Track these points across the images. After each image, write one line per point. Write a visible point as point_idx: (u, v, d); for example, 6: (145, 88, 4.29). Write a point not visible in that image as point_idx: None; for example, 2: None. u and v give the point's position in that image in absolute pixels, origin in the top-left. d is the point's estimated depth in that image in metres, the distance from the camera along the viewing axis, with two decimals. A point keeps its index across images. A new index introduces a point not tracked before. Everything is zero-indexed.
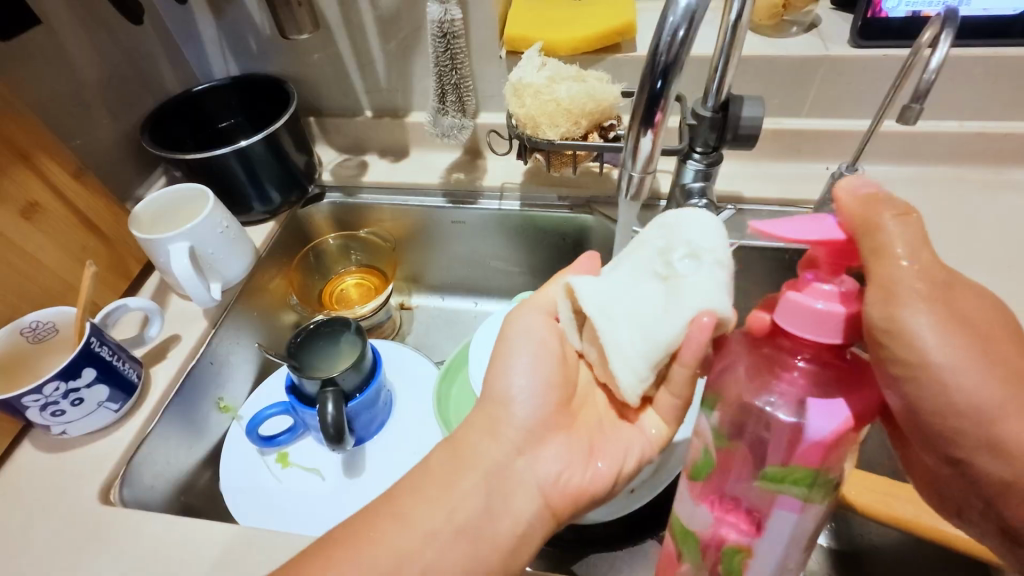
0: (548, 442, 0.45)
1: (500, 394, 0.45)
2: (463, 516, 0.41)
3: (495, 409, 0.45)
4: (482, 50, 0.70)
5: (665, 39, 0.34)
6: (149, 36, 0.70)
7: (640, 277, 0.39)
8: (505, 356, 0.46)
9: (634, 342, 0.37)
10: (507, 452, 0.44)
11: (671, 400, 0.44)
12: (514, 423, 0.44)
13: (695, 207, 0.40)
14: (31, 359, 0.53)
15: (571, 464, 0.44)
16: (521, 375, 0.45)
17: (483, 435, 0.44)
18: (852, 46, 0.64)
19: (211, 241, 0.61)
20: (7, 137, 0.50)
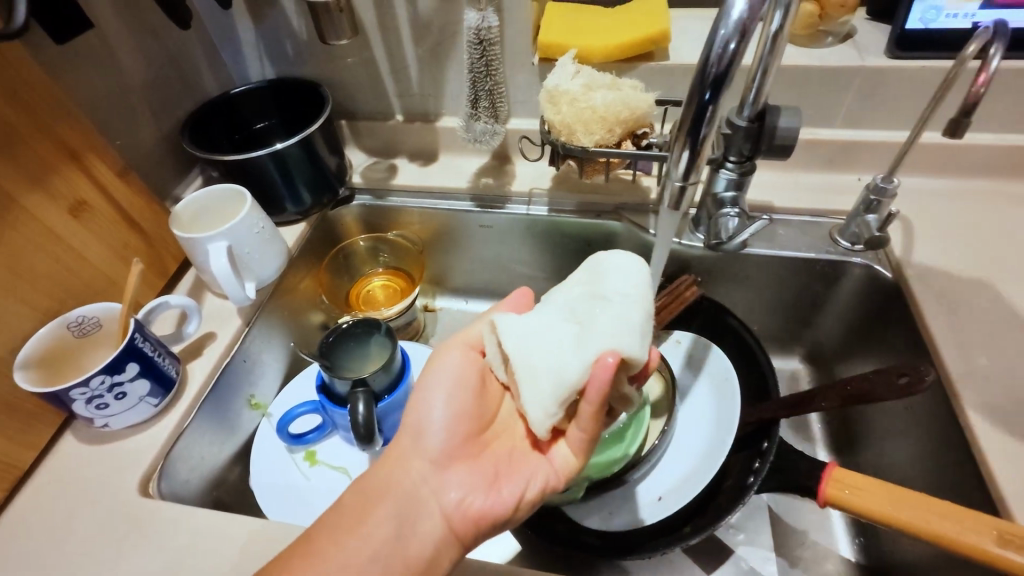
0: (453, 469, 0.48)
1: (417, 423, 0.49)
2: (371, 546, 0.43)
3: (409, 436, 0.49)
4: (515, 56, 0.70)
5: (715, 51, 0.35)
6: (192, 39, 0.72)
7: (558, 323, 0.46)
8: (427, 390, 0.50)
9: (544, 380, 0.43)
10: (418, 478, 0.47)
11: (579, 434, 0.46)
12: (427, 452, 0.48)
13: (612, 257, 0.49)
14: (76, 352, 0.54)
15: (473, 489, 0.47)
16: (437, 406, 0.49)
17: (396, 463, 0.48)
18: (889, 57, 0.63)
19: (249, 241, 0.62)
20: (60, 137, 0.52)
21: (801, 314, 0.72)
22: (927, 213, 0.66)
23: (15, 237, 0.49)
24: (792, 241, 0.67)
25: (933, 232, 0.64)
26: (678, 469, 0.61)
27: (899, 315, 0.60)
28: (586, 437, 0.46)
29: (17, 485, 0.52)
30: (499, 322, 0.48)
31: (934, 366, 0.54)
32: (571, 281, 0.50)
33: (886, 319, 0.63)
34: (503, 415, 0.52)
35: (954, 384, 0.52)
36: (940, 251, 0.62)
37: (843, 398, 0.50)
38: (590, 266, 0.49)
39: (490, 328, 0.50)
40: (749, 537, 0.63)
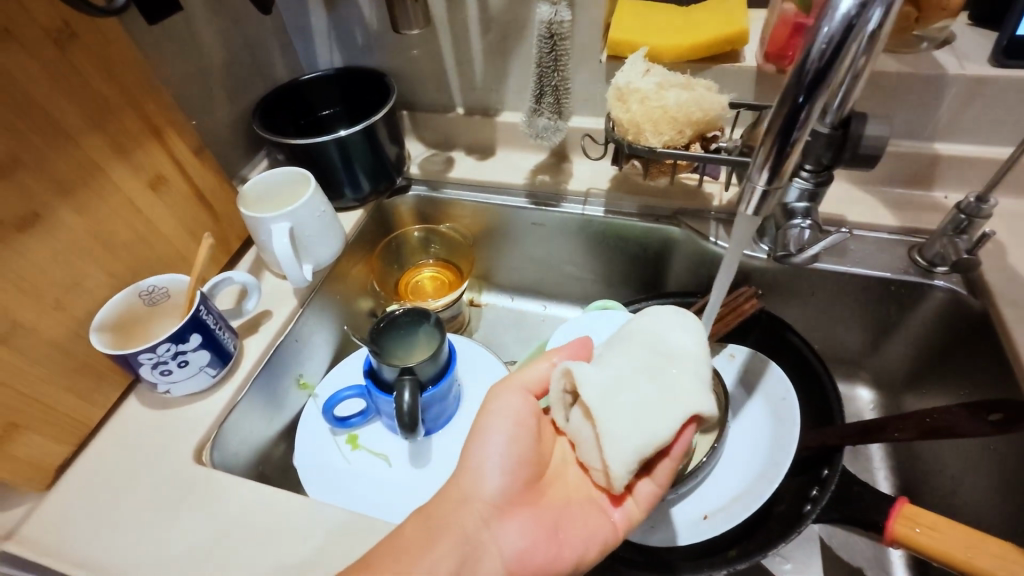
0: (512, 515, 0.47)
1: (476, 464, 0.48)
2: None
3: (465, 477, 0.47)
4: (584, 53, 0.69)
5: (817, 49, 0.32)
6: (267, 26, 0.74)
7: (633, 374, 0.45)
8: (486, 429, 0.49)
9: (628, 435, 0.43)
10: (477, 521, 0.46)
11: (650, 487, 0.48)
12: (486, 495, 0.47)
13: (672, 308, 0.51)
14: (146, 319, 0.56)
15: (534, 541, 0.46)
16: (499, 448, 0.48)
17: (453, 504, 0.46)
18: (993, 66, 0.58)
19: (310, 223, 0.63)
20: (144, 111, 0.54)
21: (869, 336, 0.67)
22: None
23: (98, 205, 0.51)
24: (867, 258, 0.63)
25: None
26: (727, 485, 0.58)
27: (985, 345, 0.56)
28: (655, 491, 0.48)
29: (84, 440, 0.55)
30: (573, 369, 0.46)
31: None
32: (630, 326, 0.50)
33: (969, 349, 0.58)
34: (555, 460, 0.52)
35: None
36: None
37: (921, 431, 0.47)
38: (650, 314, 0.51)
39: (561, 372, 0.48)
40: (797, 566, 0.60)
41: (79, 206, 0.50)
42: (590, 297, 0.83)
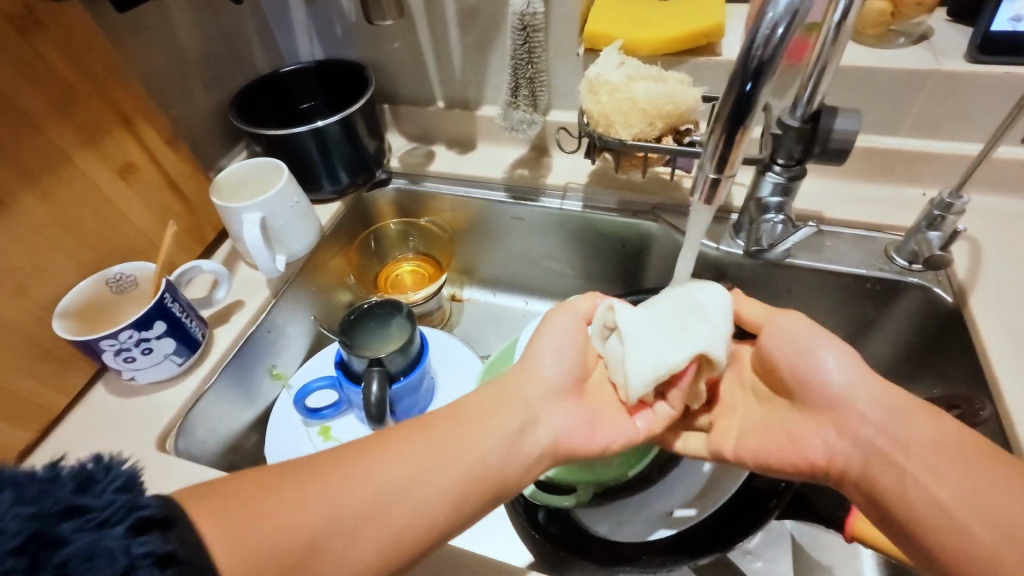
0: (563, 402, 0.50)
1: (530, 370, 0.50)
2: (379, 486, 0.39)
3: (523, 365, 0.51)
4: (561, 46, 0.68)
5: (762, 35, 0.33)
6: (247, 18, 0.74)
7: (665, 316, 0.49)
8: (540, 336, 0.52)
9: (647, 358, 0.47)
10: (519, 425, 0.46)
11: (668, 408, 0.51)
12: (546, 378, 0.50)
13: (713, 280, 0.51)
14: (113, 306, 0.57)
15: (575, 427, 0.49)
16: (552, 359, 0.51)
17: (517, 381, 0.49)
18: (970, 62, 0.58)
19: (282, 214, 0.63)
20: (113, 99, 0.54)
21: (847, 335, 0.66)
22: (1000, 235, 0.60)
23: (66, 194, 0.52)
24: (842, 255, 0.62)
25: (1003, 256, 0.58)
26: (694, 478, 0.58)
27: (960, 343, 0.55)
28: (673, 413, 0.51)
29: (49, 426, 0.55)
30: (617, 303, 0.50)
31: (992, 400, 0.49)
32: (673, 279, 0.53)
33: (946, 344, 0.57)
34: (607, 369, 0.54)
35: (1011, 419, 0.46)
36: (1010, 278, 0.56)
37: None
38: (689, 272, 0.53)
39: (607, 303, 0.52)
40: (767, 564, 0.57)
41: (44, 193, 0.50)
42: (571, 293, 0.82)
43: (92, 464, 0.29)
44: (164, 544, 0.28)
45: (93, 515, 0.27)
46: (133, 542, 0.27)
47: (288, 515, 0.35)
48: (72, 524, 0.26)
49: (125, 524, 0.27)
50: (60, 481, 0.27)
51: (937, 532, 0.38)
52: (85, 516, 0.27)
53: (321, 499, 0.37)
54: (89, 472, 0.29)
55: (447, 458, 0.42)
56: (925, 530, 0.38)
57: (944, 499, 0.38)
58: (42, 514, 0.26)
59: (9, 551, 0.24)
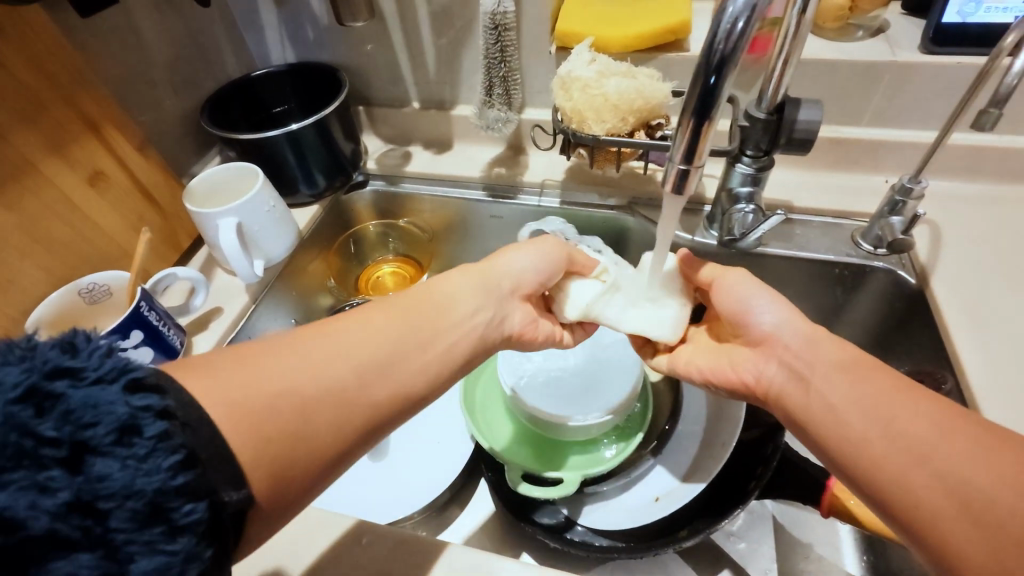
0: (521, 303, 0.51)
1: (507, 267, 0.51)
2: (338, 366, 0.37)
3: (495, 266, 0.51)
4: (533, 45, 0.69)
5: (724, 28, 0.35)
6: (216, 22, 0.73)
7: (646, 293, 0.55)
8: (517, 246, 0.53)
9: (613, 303, 0.54)
10: (484, 322, 0.47)
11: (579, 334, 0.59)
12: (515, 280, 0.51)
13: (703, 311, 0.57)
14: (86, 318, 0.56)
15: (525, 324, 0.52)
16: (520, 262, 0.52)
17: (480, 276, 0.49)
18: (925, 53, 0.60)
19: (259, 218, 0.63)
20: (80, 107, 0.53)
21: (820, 319, 0.68)
22: (957, 219, 0.62)
23: (34, 203, 0.51)
24: (811, 242, 0.64)
25: (961, 239, 0.60)
26: (676, 463, 0.59)
27: (924, 320, 0.57)
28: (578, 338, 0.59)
29: None
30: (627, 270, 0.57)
31: (955, 375, 0.51)
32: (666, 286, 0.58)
33: (911, 323, 0.59)
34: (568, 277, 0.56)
35: (973, 392, 0.48)
36: (968, 259, 0.58)
37: None
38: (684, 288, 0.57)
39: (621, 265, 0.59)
40: (750, 546, 0.58)
41: (11, 203, 0.49)
42: None
43: (75, 331, 0.26)
44: (164, 400, 0.26)
45: (86, 375, 0.25)
46: (132, 397, 0.25)
47: (269, 389, 0.33)
48: (67, 383, 0.24)
49: (120, 383, 0.25)
50: (42, 347, 0.25)
51: (839, 446, 0.38)
52: (78, 375, 0.25)
53: (293, 372, 0.35)
54: (72, 338, 0.26)
55: (409, 348, 0.41)
56: (832, 444, 0.38)
57: (844, 412, 0.38)
58: (30, 372, 0.24)
59: (9, 402, 0.23)
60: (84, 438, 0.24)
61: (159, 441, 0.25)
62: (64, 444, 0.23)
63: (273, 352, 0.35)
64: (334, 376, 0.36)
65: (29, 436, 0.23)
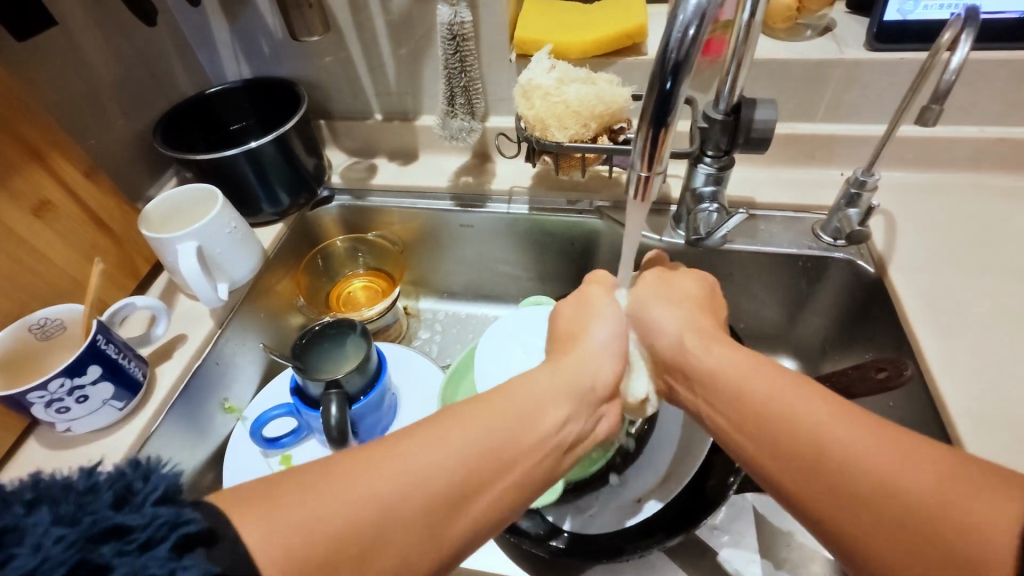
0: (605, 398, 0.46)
1: (585, 353, 0.47)
2: (409, 500, 0.33)
3: (574, 360, 0.46)
4: (492, 53, 0.69)
5: (675, 37, 0.35)
6: (165, 40, 0.71)
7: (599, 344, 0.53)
8: (595, 322, 0.50)
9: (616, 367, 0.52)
10: (571, 424, 0.42)
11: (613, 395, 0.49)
12: (600, 376, 0.46)
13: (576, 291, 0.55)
14: (38, 355, 0.53)
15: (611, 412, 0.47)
16: (605, 340, 0.49)
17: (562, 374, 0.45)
18: (869, 50, 0.63)
19: (220, 240, 0.61)
20: (20, 134, 0.51)
21: (788, 310, 0.69)
22: (909, 208, 0.65)
23: None
24: (774, 237, 0.66)
25: (913, 227, 0.63)
26: (657, 463, 0.59)
27: (882, 308, 0.59)
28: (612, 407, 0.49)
29: None
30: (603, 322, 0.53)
31: (914, 359, 0.53)
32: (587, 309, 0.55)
33: (870, 312, 0.61)
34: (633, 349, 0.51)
35: (932, 374, 0.50)
36: (921, 246, 0.61)
37: None
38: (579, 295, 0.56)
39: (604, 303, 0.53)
40: (733, 538, 0.59)
41: None
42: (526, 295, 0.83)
43: (132, 474, 0.28)
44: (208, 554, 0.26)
45: (135, 535, 0.26)
46: (177, 564, 0.25)
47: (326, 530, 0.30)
48: (114, 547, 0.25)
49: (169, 542, 0.26)
50: (97, 502, 0.26)
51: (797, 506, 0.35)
52: (126, 536, 0.26)
53: (354, 503, 0.31)
54: (126, 484, 0.28)
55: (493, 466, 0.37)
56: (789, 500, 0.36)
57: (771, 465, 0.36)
58: (77, 541, 0.25)
59: None
60: None
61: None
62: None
63: (344, 482, 0.32)
64: (408, 506, 0.33)
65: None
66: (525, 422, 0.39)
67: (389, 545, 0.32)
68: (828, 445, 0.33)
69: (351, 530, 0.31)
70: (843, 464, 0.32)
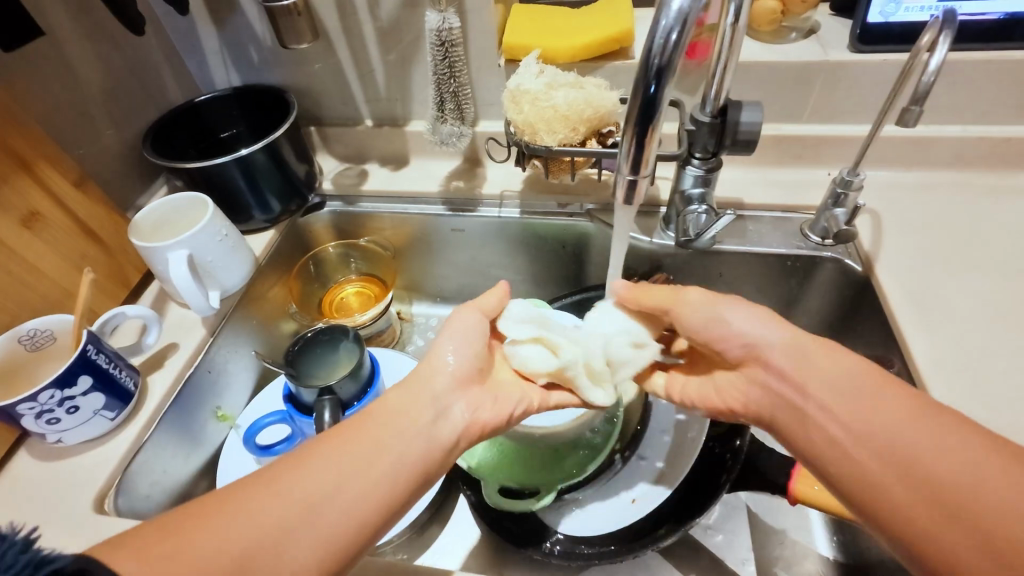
0: (463, 394, 0.47)
1: (433, 365, 0.48)
2: (273, 515, 0.35)
3: (421, 373, 0.47)
4: (481, 59, 0.69)
5: (658, 42, 0.36)
6: (155, 49, 0.71)
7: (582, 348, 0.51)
8: (441, 338, 0.50)
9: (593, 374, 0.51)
10: (425, 420, 0.44)
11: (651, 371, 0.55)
12: (450, 379, 0.47)
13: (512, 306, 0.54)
14: (28, 367, 0.53)
15: (479, 408, 0.48)
16: (454, 354, 0.49)
17: (410, 390, 0.45)
18: (853, 52, 0.63)
19: (210, 248, 0.61)
20: (7, 144, 0.51)
21: (778, 310, 0.70)
22: (895, 207, 0.65)
23: None
24: (763, 237, 0.67)
25: (899, 225, 0.63)
26: (652, 462, 0.60)
27: (870, 306, 0.60)
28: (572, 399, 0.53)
29: None
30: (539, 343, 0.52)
31: (902, 357, 0.54)
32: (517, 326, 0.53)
33: (858, 310, 0.62)
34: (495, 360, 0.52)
35: (920, 372, 0.51)
36: (908, 245, 0.61)
37: None
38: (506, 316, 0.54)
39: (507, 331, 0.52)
40: (727, 537, 0.59)
41: None
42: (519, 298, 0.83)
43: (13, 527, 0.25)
44: None
45: None
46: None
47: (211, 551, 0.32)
48: None
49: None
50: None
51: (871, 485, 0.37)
52: None
53: (229, 531, 0.33)
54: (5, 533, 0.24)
55: (353, 467, 0.39)
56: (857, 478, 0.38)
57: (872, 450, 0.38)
58: None
59: None
60: None
61: None
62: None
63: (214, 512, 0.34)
64: (276, 519, 0.35)
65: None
66: (371, 427, 0.42)
67: (262, 554, 0.33)
68: (927, 456, 0.35)
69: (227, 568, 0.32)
70: (951, 484, 0.34)
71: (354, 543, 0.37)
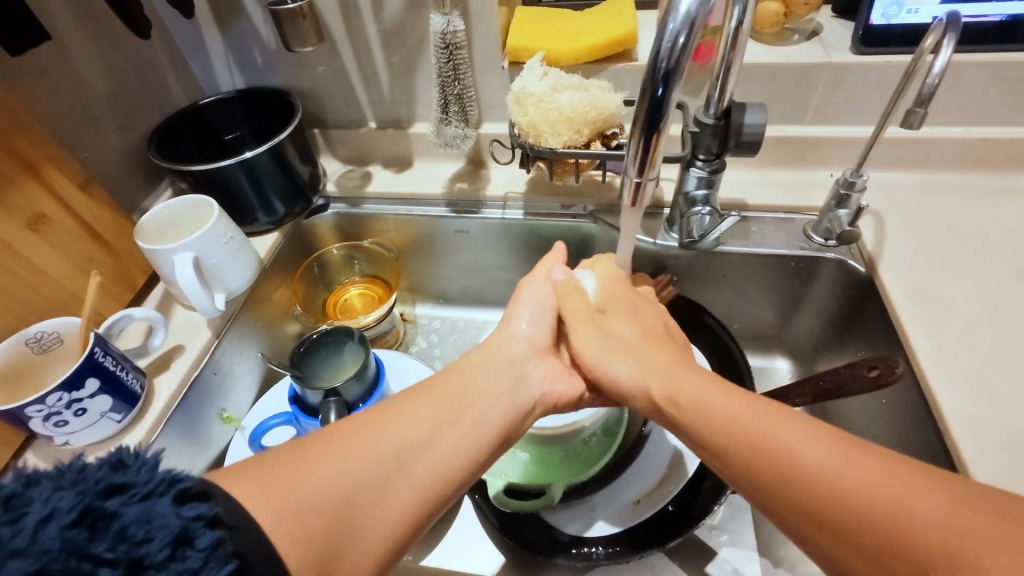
0: (541, 360, 0.51)
1: (508, 333, 0.52)
2: (378, 451, 0.37)
3: (500, 339, 0.51)
4: (485, 61, 0.70)
5: (666, 45, 0.36)
6: (159, 52, 0.72)
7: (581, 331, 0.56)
8: (514, 312, 0.55)
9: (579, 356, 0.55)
10: (506, 382, 0.47)
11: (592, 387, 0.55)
12: (527, 346, 0.52)
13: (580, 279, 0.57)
14: (35, 369, 0.53)
15: (555, 378, 0.51)
16: (526, 326, 0.53)
17: (489, 355, 0.49)
18: (855, 54, 0.64)
19: (216, 250, 0.61)
20: (14, 147, 0.51)
21: (781, 310, 0.70)
22: (897, 207, 0.66)
23: None
24: (766, 238, 0.67)
25: (902, 226, 0.64)
26: (656, 463, 0.60)
27: (874, 306, 0.60)
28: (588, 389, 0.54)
29: None
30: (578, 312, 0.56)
31: (906, 358, 0.54)
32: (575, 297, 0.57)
33: (862, 310, 0.62)
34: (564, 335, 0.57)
35: (925, 373, 0.51)
36: (910, 246, 0.62)
37: (817, 394, 0.55)
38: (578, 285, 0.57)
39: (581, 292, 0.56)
40: (732, 537, 0.59)
41: None
42: None
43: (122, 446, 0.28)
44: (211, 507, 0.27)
45: (137, 490, 0.26)
46: (183, 507, 0.26)
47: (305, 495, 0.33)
48: (119, 499, 0.25)
49: (170, 495, 0.26)
50: (91, 467, 0.26)
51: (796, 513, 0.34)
52: (129, 491, 0.26)
53: (340, 462, 0.35)
54: (119, 455, 0.27)
55: (448, 417, 0.41)
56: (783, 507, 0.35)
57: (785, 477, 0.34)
58: (85, 492, 0.25)
59: (66, 525, 0.24)
60: (140, 556, 0.24)
61: (211, 552, 0.25)
62: (120, 563, 0.24)
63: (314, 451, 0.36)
64: (378, 455, 0.37)
65: (86, 558, 0.23)
66: (467, 383, 0.45)
67: (366, 499, 0.35)
68: (834, 480, 0.33)
69: (324, 500, 0.33)
70: (873, 505, 0.31)
71: (448, 489, 0.39)
